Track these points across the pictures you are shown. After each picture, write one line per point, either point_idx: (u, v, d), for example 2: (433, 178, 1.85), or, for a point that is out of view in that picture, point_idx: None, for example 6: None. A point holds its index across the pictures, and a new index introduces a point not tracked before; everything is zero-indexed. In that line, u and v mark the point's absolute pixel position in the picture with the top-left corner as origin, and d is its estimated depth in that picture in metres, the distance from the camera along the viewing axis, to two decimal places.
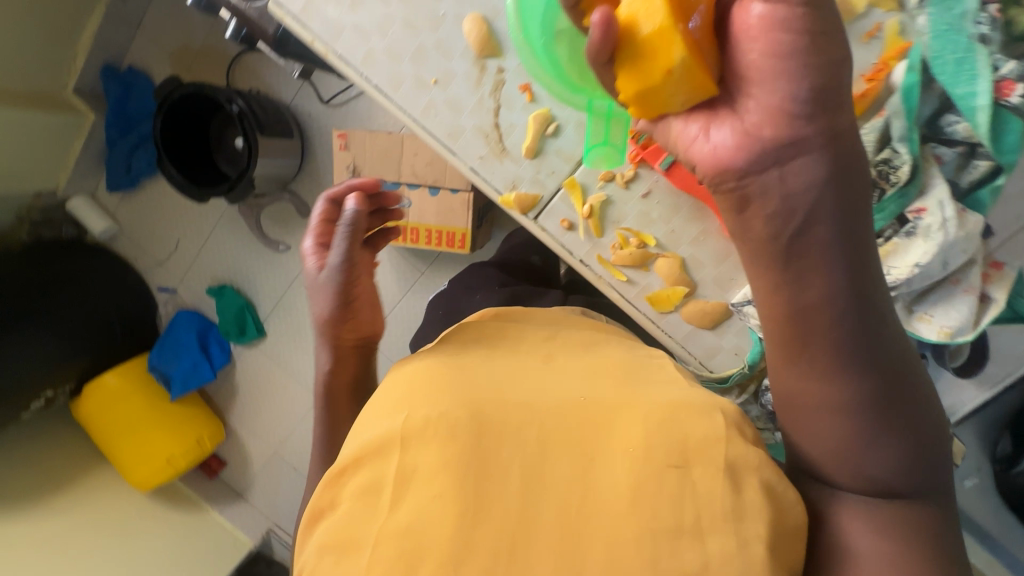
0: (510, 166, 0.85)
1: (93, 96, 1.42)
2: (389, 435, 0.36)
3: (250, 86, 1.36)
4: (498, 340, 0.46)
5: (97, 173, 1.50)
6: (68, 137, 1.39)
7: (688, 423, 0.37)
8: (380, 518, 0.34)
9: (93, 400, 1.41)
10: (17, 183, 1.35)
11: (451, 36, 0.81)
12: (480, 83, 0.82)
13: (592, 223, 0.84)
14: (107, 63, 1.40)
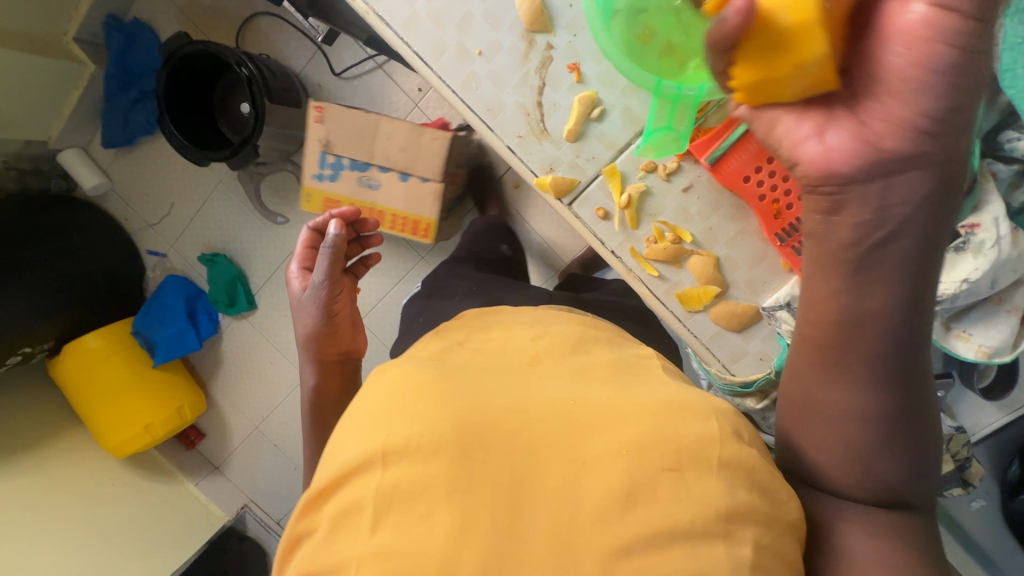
0: (547, 146, 0.79)
1: (93, 46, 1.36)
2: (368, 454, 0.33)
3: (260, 51, 1.31)
4: (486, 344, 0.44)
5: (92, 127, 1.45)
6: (65, 86, 1.34)
7: (675, 429, 0.36)
8: (364, 543, 0.31)
9: (71, 361, 1.36)
10: (10, 130, 1.30)
11: (500, 8, 0.76)
12: (526, 57, 0.77)
13: (628, 212, 0.79)
14: (111, 13, 1.34)
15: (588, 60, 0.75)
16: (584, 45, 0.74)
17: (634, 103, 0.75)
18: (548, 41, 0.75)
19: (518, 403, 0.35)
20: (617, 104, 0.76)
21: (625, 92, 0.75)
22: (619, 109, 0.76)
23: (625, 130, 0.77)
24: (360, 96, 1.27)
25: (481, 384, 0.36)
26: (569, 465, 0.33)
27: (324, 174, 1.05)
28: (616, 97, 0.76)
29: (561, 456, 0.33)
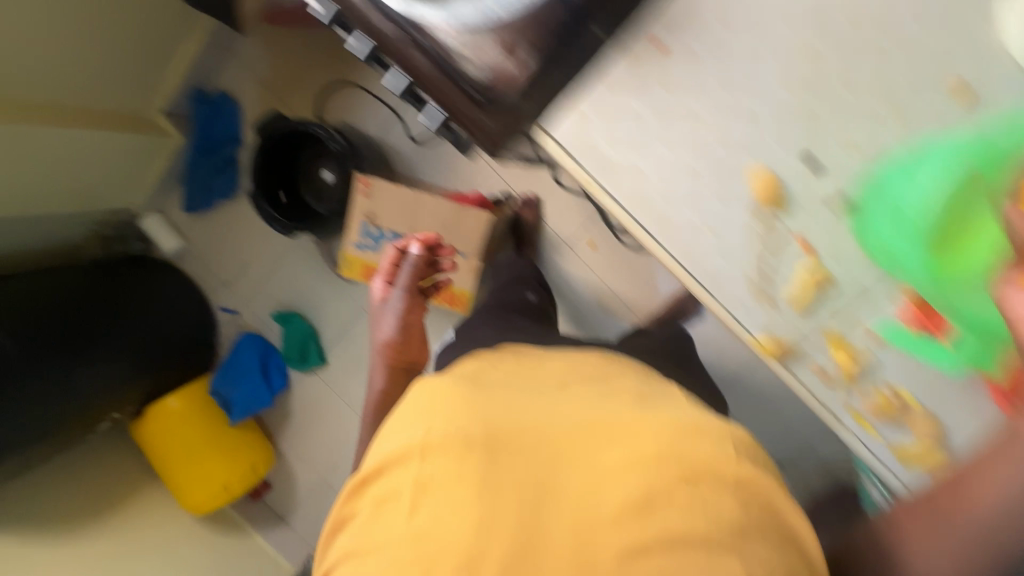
0: (772, 316, 0.65)
1: (177, 116, 1.43)
2: (410, 446, 0.37)
3: (340, 118, 1.35)
4: (524, 373, 0.47)
5: (171, 191, 1.53)
6: (152, 155, 1.41)
7: (688, 443, 0.38)
8: (401, 528, 0.34)
9: (155, 423, 1.39)
10: (102, 201, 1.36)
11: (722, 179, 0.59)
12: (755, 233, 0.60)
13: (850, 374, 0.64)
14: (197, 84, 1.40)
15: (822, 236, 0.58)
16: (820, 216, 0.57)
17: (869, 276, 0.58)
18: (779, 218, 0.58)
19: (542, 415, 0.39)
20: (851, 276, 0.59)
21: (860, 261, 0.58)
22: (849, 279, 0.59)
23: (865, 307, 0.60)
24: (438, 161, 1.30)
25: (510, 400, 0.41)
26: (588, 468, 0.36)
27: (369, 245, 1.14)
28: (845, 271, 0.59)
29: (580, 460, 0.37)
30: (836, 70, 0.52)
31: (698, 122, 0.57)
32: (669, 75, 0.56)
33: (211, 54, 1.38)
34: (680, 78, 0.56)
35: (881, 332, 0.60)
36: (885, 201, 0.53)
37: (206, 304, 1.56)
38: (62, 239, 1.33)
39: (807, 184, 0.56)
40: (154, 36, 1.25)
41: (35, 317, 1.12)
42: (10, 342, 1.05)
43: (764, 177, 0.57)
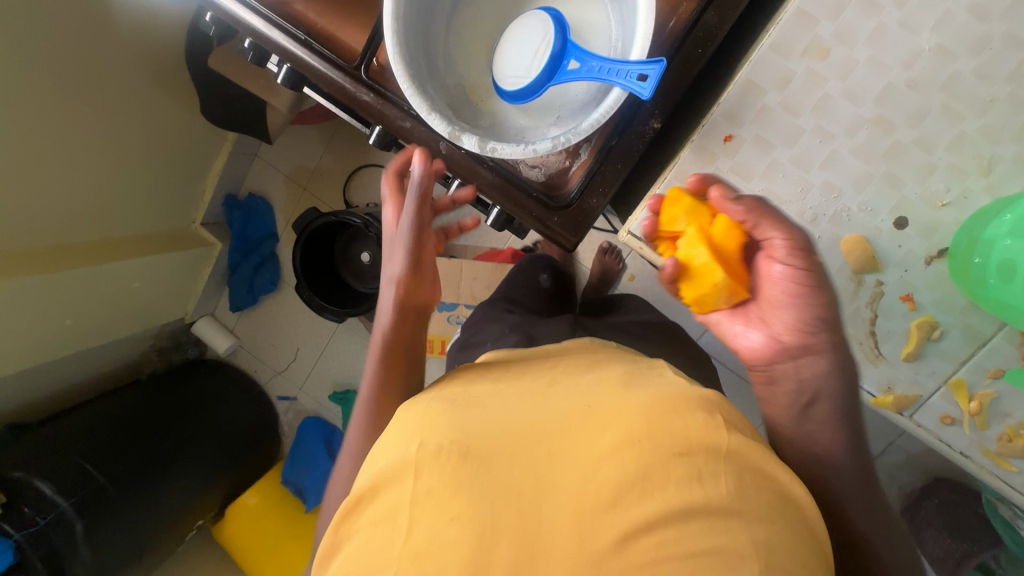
0: (882, 370, 0.59)
1: (215, 226, 1.54)
2: (405, 462, 0.39)
3: (366, 199, 1.46)
4: (503, 375, 0.49)
5: (217, 295, 1.64)
6: (199, 266, 1.52)
7: (682, 417, 0.39)
8: (399, 543, 0.35)
9: (236, 522, 1.45)
10: (155, 317, 1.48)
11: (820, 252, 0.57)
12: (858, 297, 0.58)
13: (978, 419, 0.58)
14: (229, 193, 1.53)
15: (927, 290, 0.56)
16: (919, 271, 0.56)
17: (985, 325, 0.56)
18: (882, 277, 0.56)
19: (527, 412, 0.41)
20: (966, 322, 0.56)
21: (967, 309, 0.55)
22: (965, 326, 0.56)
23: (986, 355, 0.56)
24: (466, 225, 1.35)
25: (497, 406, 0.42)
26: (578, 458, 0.37)
27: None
28: (956, 317, 0.56)
29: (570, 450, 0.38)
30: (936, 107, 0.51)
31: (780, 193, 0.57)
32: (738, 150, 0.56)
33: (238, 163, 1.50)
34: (753, 149, 0.56)
35: (1009, 381, 0.56)
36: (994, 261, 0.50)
37: (266, 396, 1.62)
38: (121, 355, 1.43)
39: (902, 245, 0.55)
40: (187, 161, 1.35)
41: (117, 443, 1.19)
42: (98, 474, 1.10)
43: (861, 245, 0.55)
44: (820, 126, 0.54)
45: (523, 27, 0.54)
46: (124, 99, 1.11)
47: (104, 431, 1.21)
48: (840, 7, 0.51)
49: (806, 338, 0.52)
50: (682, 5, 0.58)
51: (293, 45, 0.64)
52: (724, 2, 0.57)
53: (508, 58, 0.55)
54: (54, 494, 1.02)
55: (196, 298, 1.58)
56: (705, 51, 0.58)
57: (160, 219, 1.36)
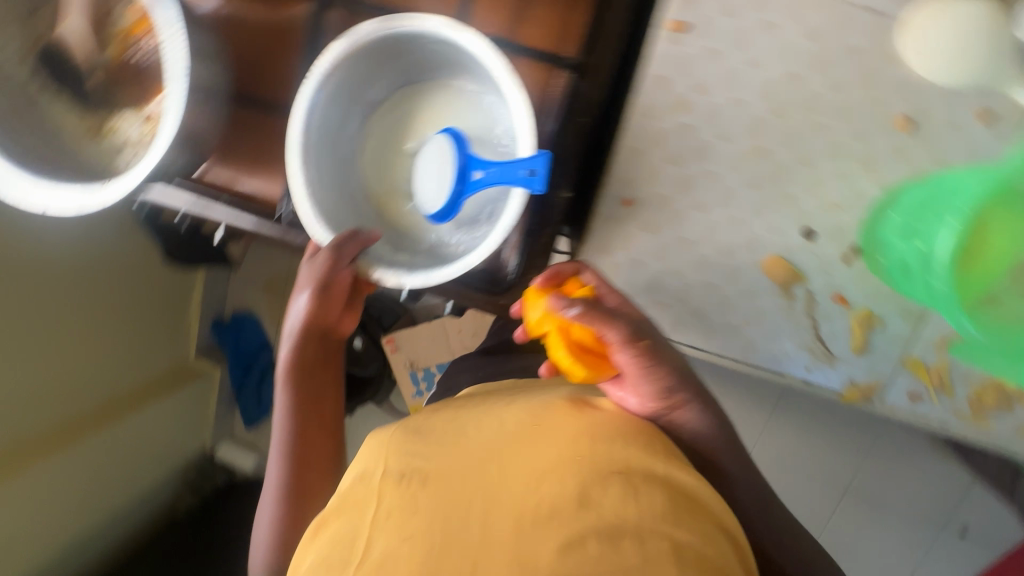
0: (839, 368, 0.63)
1: (209, 351, 1.53)
2: (370, 492, 0.42)
3: None
4: (463, 405, 0.52)
5: (231, 416, 1.60)
6: (202, 397, 1.50)
7: (617, 442, 0.41)
8: (355, 560, 0.38)
9: None
10: (171, 456, 1.45)
11: (741, 280, 0.62)
12: (793, 304, 0.62)
13: (942, 389, 0.61)
14: (215, 317, 1.52)
15: (855, 287, 0.59)
16: (847, 273, 0.59)
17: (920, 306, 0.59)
18: (811, 288, 0.60)
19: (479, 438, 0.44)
20: (902, 308, 0.59)
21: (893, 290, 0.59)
22: (898, 307, 0.59)
23: (930, 330, 0.59)
24: None
25: (461, 429, 0.45)
26: (524, 476, 0.40)
27: (423, 389, 1.15)
28: (892, 306, 0.59)
29: (517, 469, 0.41)
30: (804, 125, 0.55)
31: (690, 237, 0.61)
32: (640, 211, 0.61)
33: (214, 284, 1.50)
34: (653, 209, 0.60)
35: (955, 354, 0.59)
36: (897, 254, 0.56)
37: None
38: (150, 504, 1.41)
39: (816, 253, 0.59)
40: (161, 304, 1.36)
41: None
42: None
43: (776, 261, 0.60)
44: (704, 168, 0.58)
45: (423, 150, 0.56)
46: (79, 269, 1.12)
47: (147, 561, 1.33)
48: (686, 58, 0.55)
49: (665, 406, 0.49)
50: (556, 79, 0.60)
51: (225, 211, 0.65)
52: (593, 67, 0.59)
53: (419, 181, 0.56)
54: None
55: (212, 424, 1.55)
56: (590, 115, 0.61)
57: (151, 364, 1.37)
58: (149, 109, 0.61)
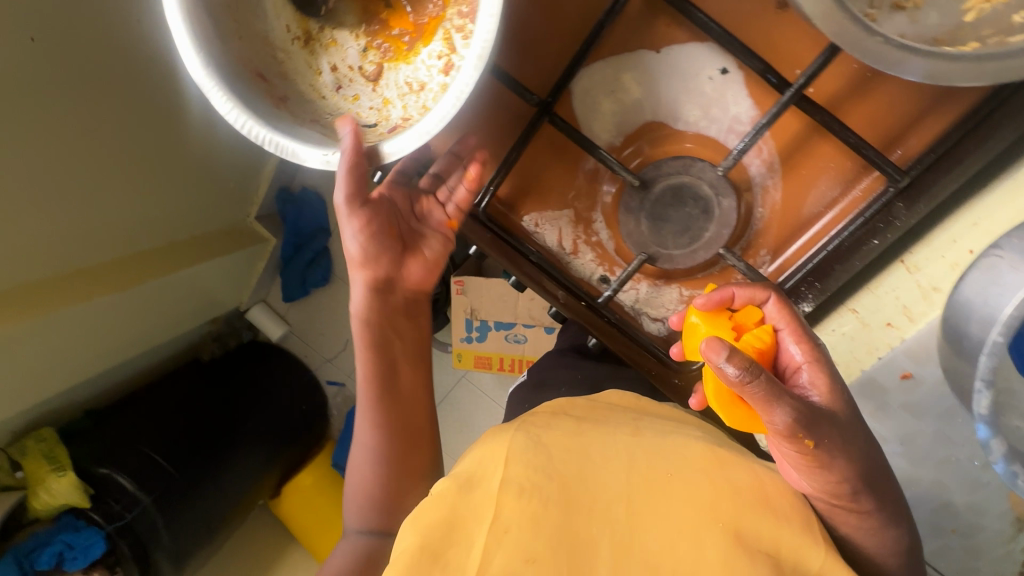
0: None
1: (268, 219, 1.56)
2: (486, 500, 0.42)
3: None
4: (592, 421, 0.53)
5: (270, 283, 1.65)
6: (253, 261, 1.53)
7: (771, 521, 0.42)
8: (470, 574, 0.39)
9: (293, 498, 1.54)
10: (217, 309, 1.51)
11: (980, 490, 0.66)
12: (1014, 539, 0.67)
13: None
14: (282, 186, 1.55)
15: None
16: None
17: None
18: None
19: (619, 474, 0.45)
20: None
21: None
22: None
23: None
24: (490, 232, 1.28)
25: (585, 454, 0.47)
26: (664, 535, 0.41)
27: (473, 337, 1.23)
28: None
29: (657, 526, 0.42)
30: None
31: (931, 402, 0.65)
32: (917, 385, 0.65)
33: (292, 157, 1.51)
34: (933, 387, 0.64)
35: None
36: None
37: (317, 381, 1.64)
38: (181, 339, 1.48)
39: None
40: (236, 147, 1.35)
41: (201, 420, 1.32)
42: (171, 467, 1.20)
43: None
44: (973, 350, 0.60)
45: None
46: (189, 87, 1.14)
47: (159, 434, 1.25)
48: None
49: (840, 498, 0.46)
50: (865, 181, 0.70)
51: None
52: (910, 194, 0.64)
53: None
54: (136, 490, 1.13)
55: (251, 289, 1.59)
56: (880, 238, 0.67)
57: (207, 215, 1.34)
58: (373, 37, 0.68)
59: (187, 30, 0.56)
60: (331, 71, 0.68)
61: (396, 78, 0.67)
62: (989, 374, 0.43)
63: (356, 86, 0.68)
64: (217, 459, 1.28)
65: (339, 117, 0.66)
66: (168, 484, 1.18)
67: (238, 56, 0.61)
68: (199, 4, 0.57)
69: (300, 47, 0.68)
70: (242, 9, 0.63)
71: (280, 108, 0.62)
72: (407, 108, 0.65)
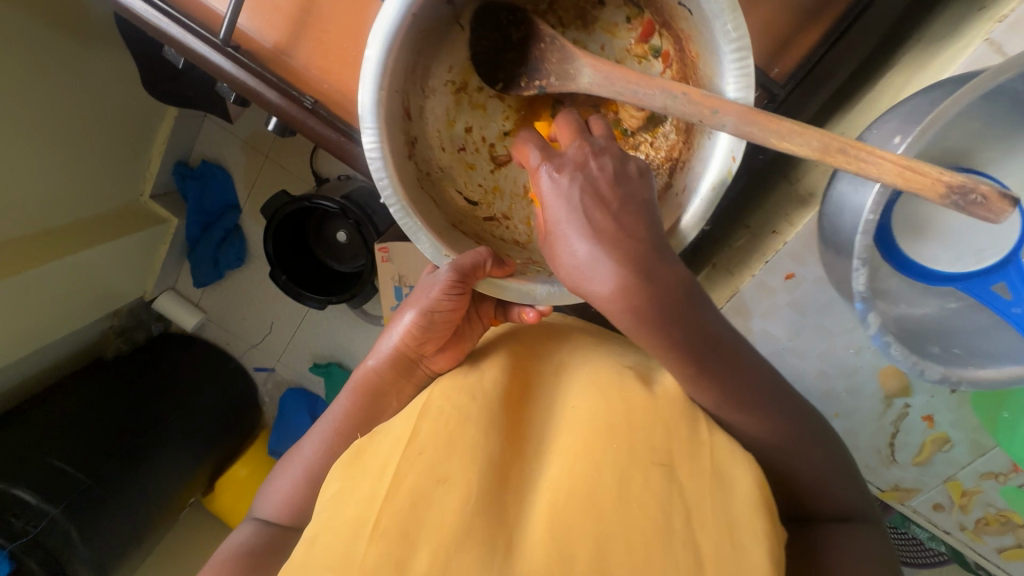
0: (893, 471, 0.65)
1: (167, 198, 1.42)
2: (407, 425, 0.43)
3: (339, 170, 1.30)
4: (518, 342, 0.54)
5: (178, 268, 1.51)
6: (154, 244, 1.39)
7: (675, 433, 0.43)
8: (382, 494, 0.39)
9: (228, 494, 1.44)
10: (117, 300, 1.37)
11: (853, 375, 0.61)
12: (885, 415, 0.62)
13: (965, 508, 0.63)
14: (180, 160, 1.39)
15: (946, 414, 0.59)
16: (939, 396, 0.58)
17: (990, 440, 0.57)
18: (909, 401, 0.60)
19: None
20: (974, 438, 0.58)
21: (976, 429, 0.58)
22: (971, 440, 0.59)
23: (985, 463, 0.59)
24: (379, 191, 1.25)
25: (507, 389, 0.47)
26: (574, 455, 0.41)
27: None
28: (965, 433, 0.58)
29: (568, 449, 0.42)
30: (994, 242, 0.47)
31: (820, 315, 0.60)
32: (799, 288, 0.59)
33: (187, 126, 1.36)
34: (814, 286, 0.58)
35: (1001, 489, 0.59)
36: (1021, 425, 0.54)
37: (243, 369, 1.53)
38: (78, 337, 1.34)
39: None
40: (120, 116, 1.20)
41: (110, 424, 1.21)
42: (80, 473, 1.10)
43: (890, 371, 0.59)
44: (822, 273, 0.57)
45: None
46: (36, 49, 0.97)
47: (76, 430, 1.17)
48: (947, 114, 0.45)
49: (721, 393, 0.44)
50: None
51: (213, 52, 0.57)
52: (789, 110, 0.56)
53: (928, 232, 0.49)
54: (40, 502, 1.01)
55: (156, 276, 1.45)
56: (764, 157, 0.61)
57: (91, 195, 1.20)
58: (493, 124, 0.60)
59: (383, 51, 0.47)
60: (464, 131, 0.59)
61: (517, 177, 0.61)
62: (866, 253, 0.43)
63: (478, 157, 0.60)
64: (134, 462, 1.18)
65: (448, 183, 0.58)
66: (78, 490, 1.07)
67: (405, 75, 0.51)
68: (399, 46, 0.48)
69: (450, 92, 0.57)
70: (428, 45, 0.53)
71: (414, 172, 0.53)
72: (511, 211, 0.60)
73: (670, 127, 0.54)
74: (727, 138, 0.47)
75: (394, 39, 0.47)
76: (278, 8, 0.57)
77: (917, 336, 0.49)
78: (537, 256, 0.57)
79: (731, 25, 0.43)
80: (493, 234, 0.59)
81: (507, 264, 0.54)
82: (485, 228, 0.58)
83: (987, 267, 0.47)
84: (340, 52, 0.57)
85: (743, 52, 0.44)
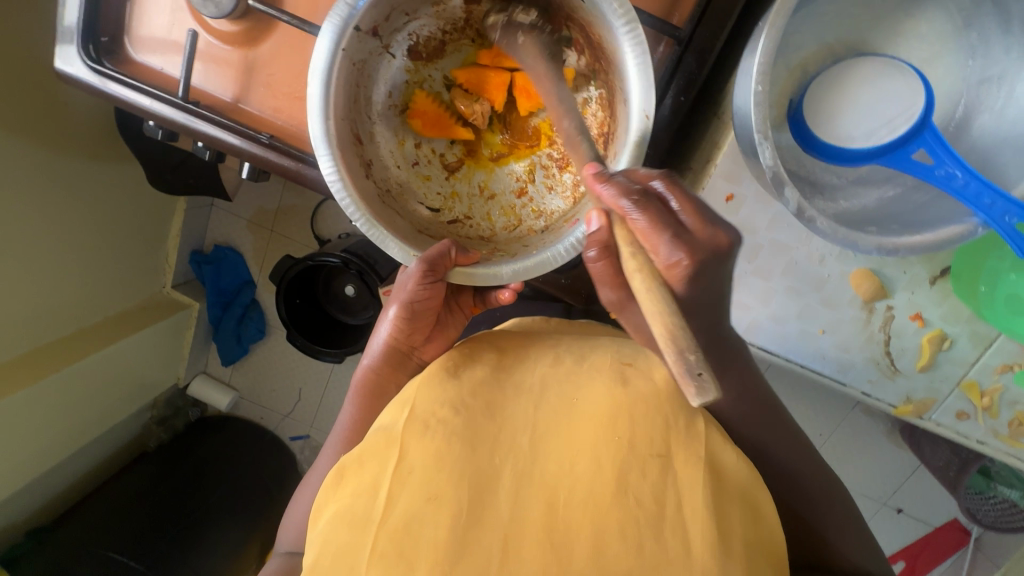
0: (900, 384, 0.58)
1: (187, 287, 1.48)
2: (392, 441, 0.41)
3: (339, 229, 1.36)
4: (513, 347, 0.51)
5: (206, 352, 1.56)
6: (181, 330, 1.45)
7: (668, 426, 0.41)
8: (376, 516, 0.37)
9: None
10: (152, 389, 1.42)
11: (827, 290, 0.56)
12: (871, 323, 0.56)
13: (992, 412, 0.56)
14: (195, 249, 1.47)
15: (934, 307, 0.54)
16: (922, 290, 0.54)
17: (992, 328, 0.53)
18: (892, 302, 0.55)
19: (528, 404, 0.43)
20: (973, 330, 0.54)
21: (973, 319, 0.53)
22: (972, 332, 0.54)
23: (994, 354, 0.54)
24: None
25: (498, 390, 0.44)
26: (566, 453, 0.40)
27: None
28: (963, 327, 0.54)
29: (560, 446, 0.40)
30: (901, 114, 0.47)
31: (785, 241, 0.55)
32: (742, 208, 0.54)
33: (197, 215, 1.43)
34: (756, 204, 0.54)
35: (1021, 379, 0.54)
36: (999, 291, 0.52)
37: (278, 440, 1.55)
38: (119, 431, 1.38)
39: (906, 270, 0.53)
40: (133, 212, 1.28)
41: (155, 515, 1.23)
42: (136, 561, 1.13)
43: (867, 280, 0.54)
44: (760, 190, 0.53)
45: (888, 80, 0.48)
46: (55, 166, 1.06)
47: (126, 521, 1.21)
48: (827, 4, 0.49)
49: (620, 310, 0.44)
50: (661, 48, 0.55)
51: (183, 115, 0.61)
52: (697, 48, 0.53)
53: (844, 114, 0.49)
54: None
55: (186, 361, 1.50)
56: (689, 97, 0.55)
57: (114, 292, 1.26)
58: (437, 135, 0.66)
59: (321, 89, 0.52)
60: (414, 147, 0.65)
61: (471, 177, 0.66)
62: (765, 126, 0.43)
63: (432, 167, 0.66)
64: (185, 545, 1.20)
65: (409, 196, 0.63)
66: None
67: (345, 105, 0.56)
68: (341, 76, 0.53)
69: (394, 115, 0.64)
70: (364, 77, 0.58)
71: (374, 189, 0.57)
72: (470, 210, 0.65)
73: (593, 102, 0.60)
74: (637, 92, 0.49)
75: (330, 79, 0.52)
76: (228, 63, 0.62)
77: (856, 224, 0.49)
78: (501, 244, 0.61)
79: (617, 5, 0.48)
80: (459, 233, 0.63)
81: (471, 254, 0.56)
82: (450, 229, 0.62)
83: (905, 134, 0.47)
84: (288, 89, 0.62)
85: (632, 21, 0.48)
